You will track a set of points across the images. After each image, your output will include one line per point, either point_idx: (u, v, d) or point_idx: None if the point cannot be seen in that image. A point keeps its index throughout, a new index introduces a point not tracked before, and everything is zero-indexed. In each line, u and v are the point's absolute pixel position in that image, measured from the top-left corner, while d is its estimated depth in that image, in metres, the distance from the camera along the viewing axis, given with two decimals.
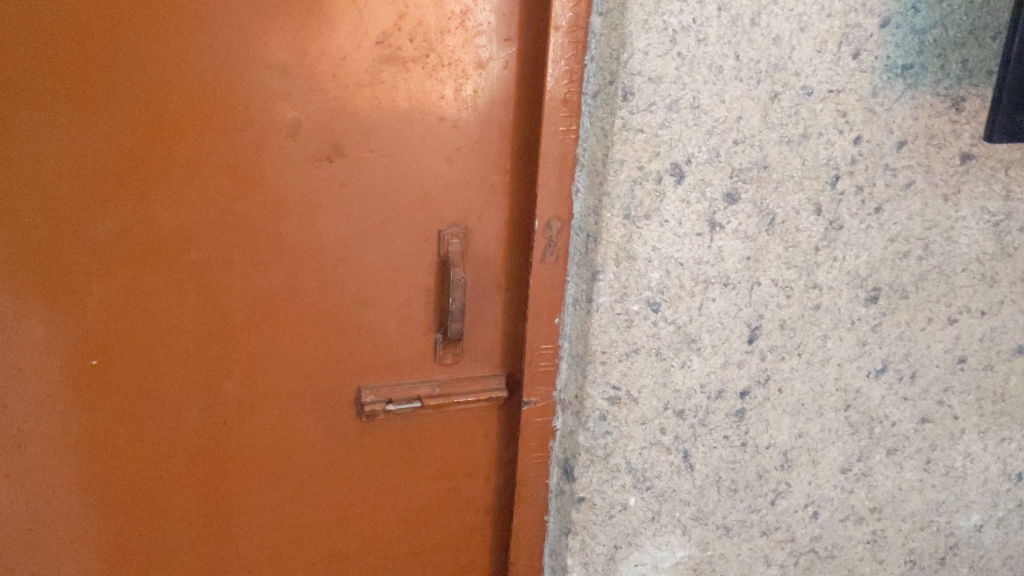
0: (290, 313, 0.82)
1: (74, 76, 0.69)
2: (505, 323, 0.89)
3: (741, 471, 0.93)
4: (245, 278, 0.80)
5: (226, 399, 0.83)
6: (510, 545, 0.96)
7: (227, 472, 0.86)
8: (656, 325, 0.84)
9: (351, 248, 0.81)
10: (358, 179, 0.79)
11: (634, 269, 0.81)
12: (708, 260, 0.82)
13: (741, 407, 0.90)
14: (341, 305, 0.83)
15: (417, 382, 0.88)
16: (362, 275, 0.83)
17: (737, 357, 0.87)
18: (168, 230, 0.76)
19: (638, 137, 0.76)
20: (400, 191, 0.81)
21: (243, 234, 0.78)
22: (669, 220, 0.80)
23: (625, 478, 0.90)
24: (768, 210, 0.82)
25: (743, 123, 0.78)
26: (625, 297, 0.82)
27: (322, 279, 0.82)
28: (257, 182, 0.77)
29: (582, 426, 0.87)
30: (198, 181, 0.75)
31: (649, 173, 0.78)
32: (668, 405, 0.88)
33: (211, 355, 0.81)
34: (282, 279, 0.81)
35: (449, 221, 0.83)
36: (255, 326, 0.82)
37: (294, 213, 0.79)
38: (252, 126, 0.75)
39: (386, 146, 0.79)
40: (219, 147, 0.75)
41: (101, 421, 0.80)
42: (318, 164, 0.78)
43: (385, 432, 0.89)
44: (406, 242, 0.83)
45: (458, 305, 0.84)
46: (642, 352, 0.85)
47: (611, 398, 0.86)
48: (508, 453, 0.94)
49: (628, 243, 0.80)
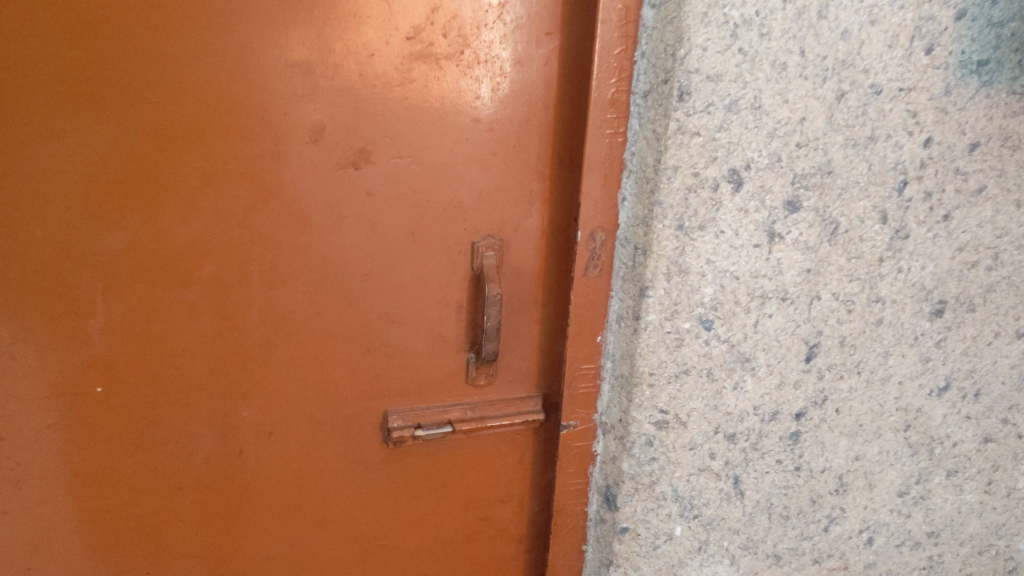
0: (312, 333, 0.75)
1: (77, 78, 0.62)
2: (542, 341, 0.82)
3: (794, 497, 0.87)
4: (264, 295, 0.73)
5: (242, 426, 0.77)
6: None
7: (243, 504, 0.79)
8: (708, 344, 0.77)
9: (378, 262, 0.75)
10: (385, 188, 0.73)
11: (686, 285, 0.74)
12: (765, 273, 0.76)
13: (796, 430, 0.84)
14: (366, 323, 0.76)
15: (448, 404, 0.81)
16: (389, 291, 0.76)
17: (793, 376, 0.81)
18: (180, 245, 0.69)
19: (694, 140, 0.69)
20: (431, 200, 0.74)
21: (262, 249, 0.71)
22: (725, 231, 0.73)
23: (671, 506, 0.83)
24: (831, 218, 0.75)
25: (807, 125, 0.72)
26: (676, 314, 0.75)
27: (347, 295, 0.75)
28: (277, 191, 0.70)
29: (627, 453, 0.81)
30: (212, 191, 0.68)
31: (705, 180, 0.71)
32: (718, 429, 0.81)
33: (226, 379, 0.75)
34: (303, 296, 0.74)
35: (484, 232, 0.77)
36: (274, 348, 0.75)
37: (317, 225, 0.72)
38: (271, 131, 0.68)
39: (417, 151, 0.72)
40: (236, 154, 0.68)
41: (107, 452, 0.74)
42: (344, 171, 0.71)
43: (413, 459, 0.82)
44: (438, 255, 0.76)
45: (494, 324, 0.77)
46: (692, 373, 0.78)
47: (658, 422, 0.79)
48: (544, 478, 0.88)
49: (681, 256, 0.73)
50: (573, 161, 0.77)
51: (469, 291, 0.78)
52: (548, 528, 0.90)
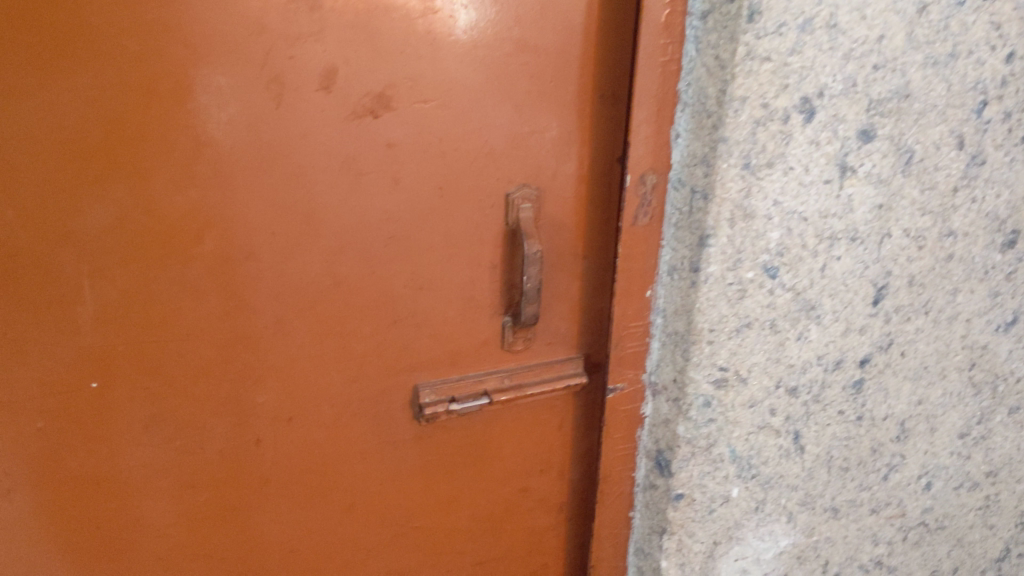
0: (332, 306, 0.66)
1: (43, 26, 0.51)
2: (583, 298, 0.74)
3: (854, 448, 0.81)
4: (276, 268, 0.64)
5: (258, 414, 0.68)
6: (591, 546, 0.84)
7: (263, 497, 0.71)
8: (773, 293, 0.70)
9: (403, 222, 0.66)
10: (409, 137, 0.63)
11: (752, 230, 0.66)
12: (835, 212, 0.68)
13: (859, 377, 0.77)
14: (392, 291, 0.68)
15: (483, 373, 0.73)
16: (416, 253, 0.67)
17: (859, 322, 0.74)
18: (179, 216, 0.59)
19: (764, 67, 0.61)
20: (460, 148, 0.65)
21: (272, 215, 0.62)
22: (794, 167, 0.65)
23: (728, 468, 0.76)
24: (906, 146, 0.67)
25: (885, 44, 0.63)
26: (739, 264, 0.67)
27: (369, 261, 0.66)
28: (288, 148, 0.60)
29: (683, 416, 0.73)
30: (212, 152, 0.59)
31: (775, 112, 0.62)
32: (780, 383, 0.74)
33: (238, 364, 0.66)
34: (320, 266, 0.65)
35: (519, 181, 0.68)
36: (289, 325, 0.66)
37: (333, 184, 0.63)
38: (278, 79, 0.58)
39: (443, 94, 0.63)
40: (238, 108, 0.58)
41: (107, 455, 0.65)
42: (361, 122, 0.61)
43: (447, 435, 0.74)
44: (469, 210, 0.67)
45: (533, 284, 0.68)
46: (755, 326, 0.71)
47: (717, 381, 0.72)
48: (585, 443, 0.81)
49: (746, 198, 0.65)
50: (616, 94, 0.68)
51: (504, 248, 0.70)
52: (590, 494, 0.83)
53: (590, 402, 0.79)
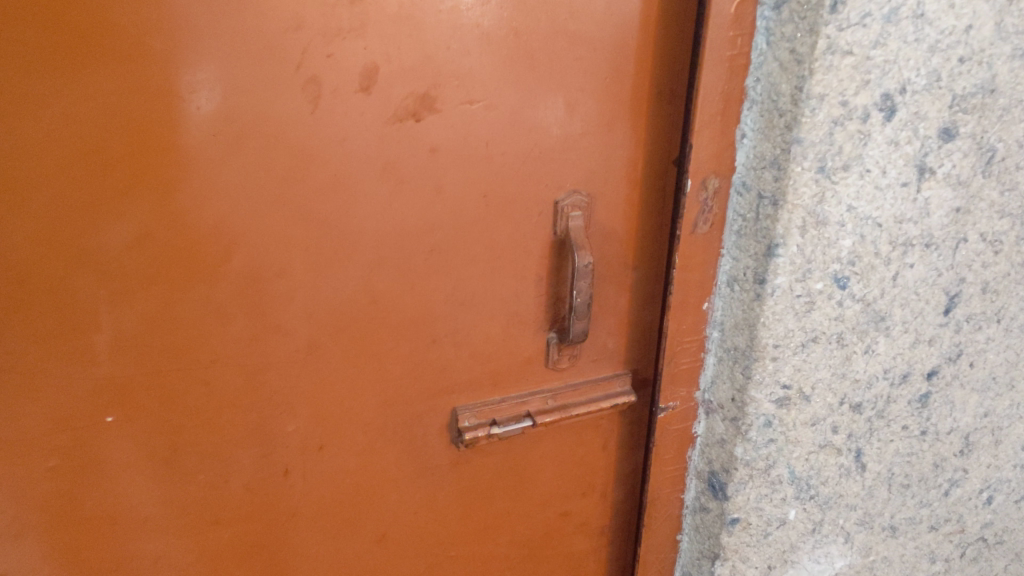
0: (367, 326, 0.61)
1: (58, 23, 0.45)
2: (631, 311, 0.69)
3: (916, 464, 0.76)
4: (307, 286, 0.58)
5: (287, 443, 0.62)
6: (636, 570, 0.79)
7: (292, 531, 0.65)
8: (841, 305, 0.64)
9: (445, 233, 0.60)
10: (453, 141, 0.57)
11: (823, 238, 0.61)
12: (911, 217, 0.63)
13: (926, 391, 0.72)
14: (431, 307, 0.62)
15: (526, 393, 0.68)
16: (458, 266, 0.61)
17: (929, 332, 0.69)
18: (204, 232, 0.54)
19: (845, 61, 0.55)
20: (508, 152, 0.59)
21: (304, 229, 0.56)
22: (871, 169, 0.59)
23: (786, 490, 0.71)
24: (988, 145, 0.62)
25: (973, 35, 0.58)
26: (808, 275, 0.62)
27: (408, 276, 0.60)
28: (322, 155, 0.54)
29: (741, 437, 0.68)
30: (240, 162, 0.53)
31: (854, 110, 0.57)
32: (844, 399, 0.69)
33: (266, 390, 0.60)
34: (357, 282, 0.59)
35: (570, 185, 0.62)
36: (321, 348, 0.60)
37: (371, 194, 0.57)
38: (313, 79, 0.52)
39: (491, 93, 0.57)
40: (269, 113, 0.52)
41: (125, 492, 0.59)
42: (402, 125, 0.55)
43: (487, 460, 0.69)
44: (515, 219, 0.62)
45: (583, 299, 0.63)
46: (821, 340, 0.65)
47: (779, 399, 0.67)
48: (631, 463, 0.76)
49: (819, 204, 0.59)
50: (674, 90, 0.62)
51: (551, 259, 0.64)
52: (634, 516, 0.78)
53: (636, 420, 0.74)
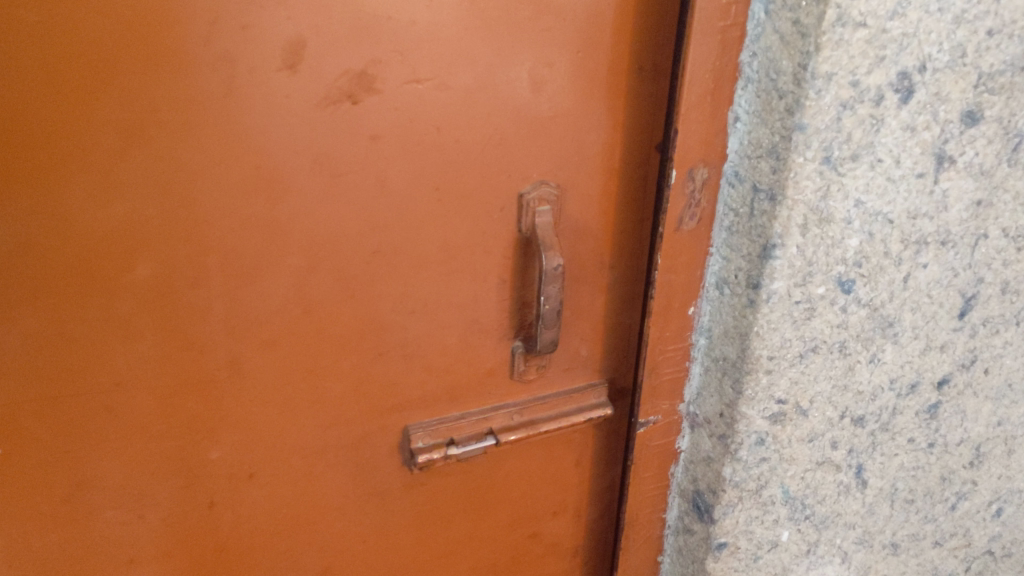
0: (300, 338, 0.53)
1: None
2: (608, 315, 0.62)
3: (922, 478, 0.68)
4: (227, 295, 0.50)
5: (212, 470, 0.55)
6: None
7: (221, 565, 0.58)
8: (845, 311, 0.57)
9: (391, 232, 0.52)
10: (397, 127, 0.49)
11: (827, 237, 0.53)
12: (926, 212, 0.55)
13: (936, 401, 0.65)
14: (377, 316, 0.54)
15: (489, 408, 0.60)
16: (407, 270, 0.53)
17: (941, 338, 0.61)
18: (100, 238, 0.45)
19: (857, 35, 0.47)
20: (463, 138, 0.51)
21: (222, 230, 0.48)
22: (882, 159, 0.51)
23: (779, 511, 0.64)
24: (1016, 129, 0.55)
25: (1005, 3, 0.49)
26: (808, 278, 0.54)
27: (349, 281, 0.52)
28: (240, 145, 0.46)
29: (731, 457, 0.61)
30: (140, 154, 0.44)
31: (865, 91, 0.49)
32: (845, 413, 0.62)
33: (185, 412, 0.52)
34: (287, 291, 0.51)
35: (536, 175, 0.54)
36: (245, 364, 0.52)
37: (300, 190, 0.48)
38: (227, 56, 0.44)
39: (443, 70, 0.48)
40: (174, 96, 0.43)
41: (20, 532, 0.51)
42: (336, 109, 0.47)
43: (444, 482, 0.61)
44: (473, 215, 0.53)
45: (553, 305, 0.55)
46: (821, 349, 0.58)
47: (772, 415, 0.59)
48: (608, 479, 0.68)
49: (823, 199, 0.51)
50: (658, 66, 0.54)
51: (515, 259, 0.56)
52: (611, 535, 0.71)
53: (614, 432, 0.66)
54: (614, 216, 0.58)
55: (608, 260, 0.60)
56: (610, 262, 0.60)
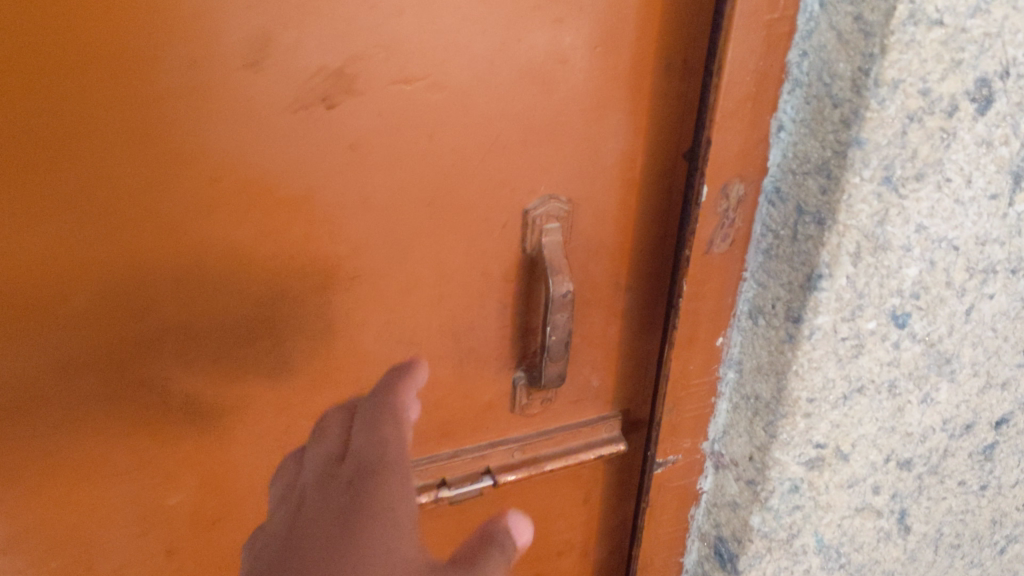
0: (266, 374, 0.46)
1: None
2: (622, 340, 0.55)
3: (971, 522, 0.61)
4: (181, 327, 0.43)
5: (168, 519, 0.48)
6: None
7: None
8: (898, 347, 0.49)
9: (375, 254, 0.45)
10: (381, 135, 0.42)
11: (882, 266, 0.45)
12: (998, 237, 0.47)
13: (992, 442, 0.57)
14: (362, 346, 0.48)
15: (490, 445, 0.54)
16: (394, 294, 0.47)
17: (1003, 375, 0.54)
18: (27, 264, 0.38)
19: (932, 34, 0.39)
20: (460, 147, 0.44)
21: (170, 255, 0.41)
22: (952, 179, 0.44)
23: (811, 560, 0.57)
24: None
25: None
26: (858, 312, 0.47)
27: (321, 310, 0.45)
28: (191, 158, 0.39)
29: (760, 504, 0.54)
30: (68, 171, 0.37)
31: (937, 101, 0.41)
32: (890, 457, 0.54)
33: (134, 459, 0.45)
34: (251, 322, 0.44)
35: (545, 189, 0.47)
36: (205, 403, 0.45)
37: (265, 208, 0.41)
38: (171, 54, 0.36)
39: (436, 68, 0.41)
40: (109, 101, 0.36)
41: None
42: (306, 115, 0.40)
43: (435, 524, 0.55)
44: (471, 233, 0.47)
45: (561, 335, 0.48)
46: (868, 389, 0.50)
47: (809, 461, 0.52)
48: (620, 516, 0.62)
49: (880, 224, 0.44)
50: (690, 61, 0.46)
51: (519, 282, 0.50)
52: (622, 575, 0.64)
53: (628, 466, 0.60)
54: (633, 231, 0.51)
55: (625, 280, 0.53)
56: (628, 281, 0.53)
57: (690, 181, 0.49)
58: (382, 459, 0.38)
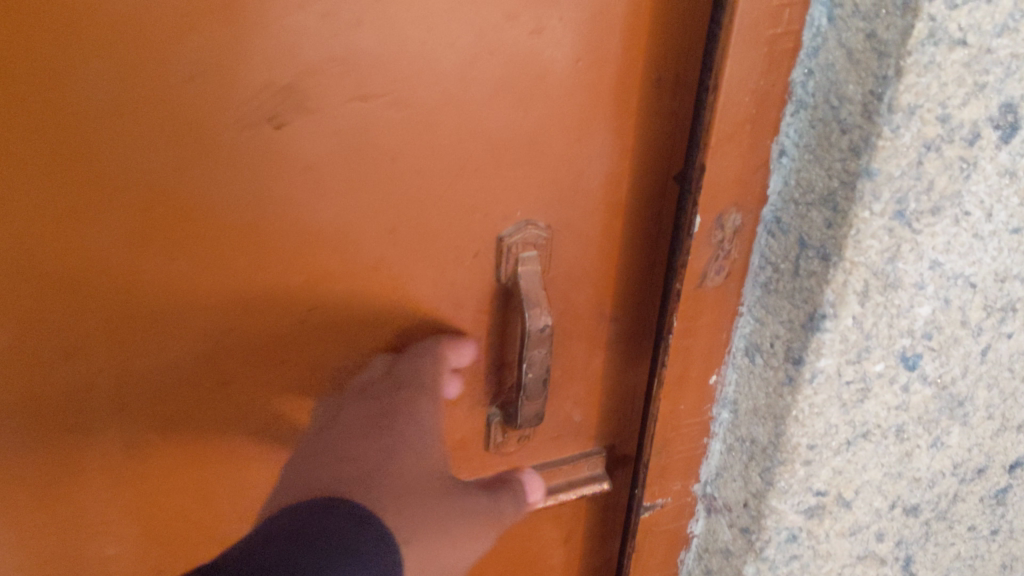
0: (212, 417, 0.42)
1: None
2: (608, 373, 0.51)
3: (980, 567, 0.57)
4: (116, 370, 0.39)
5: (104, 568, 0.44)
6: None
7: None
8: (907, 390, 0.45)
9: (333, 285, 0.41)
10: (338, 158, 0.37)
11: (891, 306, 0.41)
12: (1018, 273, 0.43)
13: (1005, 485, 0.53)
14: (317, 383, 0.44)
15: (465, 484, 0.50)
16: (354, 327, 0.43)
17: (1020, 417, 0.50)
18: None
19: (954, 55, 0.35)
20: (427, 170, 0.39)
21: (102, 294, 0.36)
22: (971, 212, 0.40)
23: None
24: None
25: None
26: (865, 354, 0.43)
27: (273, 348, 0.42)
28: (122, 190, 0.35)
29: (754, 554, 0.50)
30: None
31: (957, 128, 0.37)
32: (896, 503, 0.50)
33: (66, 508, 0.42)
34: (193, 361, 0.40)
35: (522, 215, 0.43)
36: (142, 447, 0.41)
37: (206, 240, 0.37)
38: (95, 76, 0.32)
39: (398, 85, 0.37)
40: (26, 125, 0.32)
41: None
42: (253, 141, 0.35)
43: None
44: (440, 261, 0.43)
45: (540, 372, 0.44)
46: (874, 434, 0.46)
47: (809, 510, 0.48)
48: (603, 552, 0.58)
49: (891, 262, 0.40)
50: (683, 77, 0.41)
51: (493, 313, 0.46)
52: None
53: (612, 504, 0.56)
54: (619, 258, 0.47)
55: (610, 310, 0.49)
56: (613, 311, 0.49)
57: (682, 208, 0.44)
58: (414, 379, 0.44)
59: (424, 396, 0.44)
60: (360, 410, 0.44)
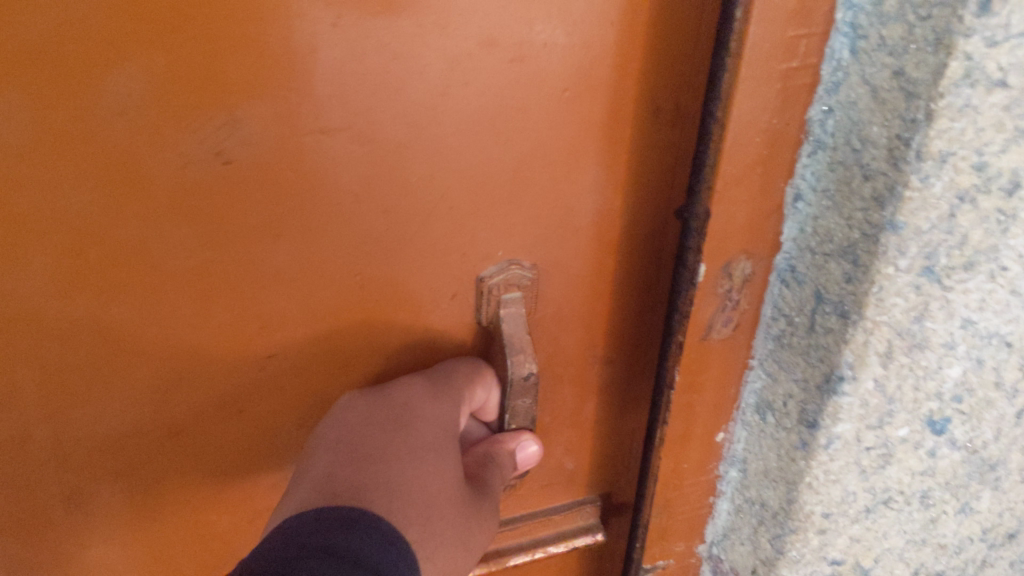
0: (160, 465, 0.39)
1: None
2: (604, 419, 0.47)
3: None
4: (49, 422, 0.35)
5: None
6: None
7: None
8: (933, 455, 0.41)
9: (293, 327, 0.38)
10: (295, 194, 0.34)
11: (917, 369, 0.37)
12: None
13: None
14: (279, 426, 0.40)
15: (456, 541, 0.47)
16: (318, 369, 0.40)
17: None
18: None
19: (994, 97, 0.30)
20: (397, 209, 0.36)
21: (32, 345, 0.33)
22: (1011, 268, 0.35)
23: None
24: None
25: None
26: (887, 419, 0.38)
27: (228, 393, 0.38)
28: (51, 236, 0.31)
29: None
30: None
31: (996, 177, 0.32)
32: (919, 569, 0.46)
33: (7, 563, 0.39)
34: (138, 410, 0.37)
35: (504, 254, 0.39)
36: (85, 497, 0.38)
37: (146, 286, 0.34)
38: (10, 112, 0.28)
39: (362, 117, 0.33)
40: None
41: None
42: (199, 177, 0.32)
43: None
44: (413, 300, 0.39)
45: (525, 416, 0.43)
46: (896, 501, 0.42)
47: None
48: None
49: (917, 322, 0.35)
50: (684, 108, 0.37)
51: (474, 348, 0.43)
52: None
53: (609, 552, 0.52)
54: (612, 297, 0.43)
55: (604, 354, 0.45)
56: (607, 354, 0.45)
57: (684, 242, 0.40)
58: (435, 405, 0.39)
59: (440, 411, 0.39)
60: (363, 416, 0.38)
